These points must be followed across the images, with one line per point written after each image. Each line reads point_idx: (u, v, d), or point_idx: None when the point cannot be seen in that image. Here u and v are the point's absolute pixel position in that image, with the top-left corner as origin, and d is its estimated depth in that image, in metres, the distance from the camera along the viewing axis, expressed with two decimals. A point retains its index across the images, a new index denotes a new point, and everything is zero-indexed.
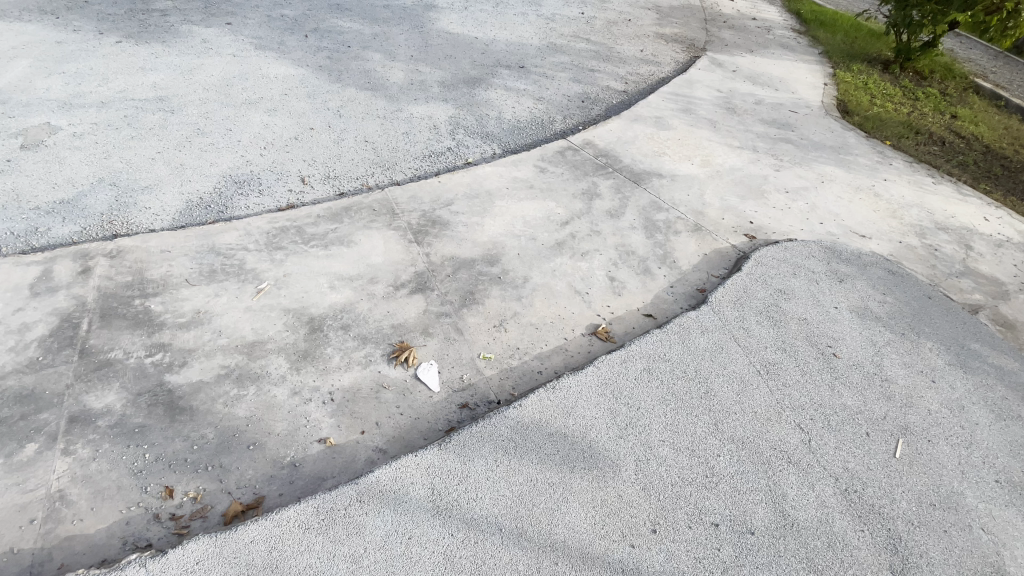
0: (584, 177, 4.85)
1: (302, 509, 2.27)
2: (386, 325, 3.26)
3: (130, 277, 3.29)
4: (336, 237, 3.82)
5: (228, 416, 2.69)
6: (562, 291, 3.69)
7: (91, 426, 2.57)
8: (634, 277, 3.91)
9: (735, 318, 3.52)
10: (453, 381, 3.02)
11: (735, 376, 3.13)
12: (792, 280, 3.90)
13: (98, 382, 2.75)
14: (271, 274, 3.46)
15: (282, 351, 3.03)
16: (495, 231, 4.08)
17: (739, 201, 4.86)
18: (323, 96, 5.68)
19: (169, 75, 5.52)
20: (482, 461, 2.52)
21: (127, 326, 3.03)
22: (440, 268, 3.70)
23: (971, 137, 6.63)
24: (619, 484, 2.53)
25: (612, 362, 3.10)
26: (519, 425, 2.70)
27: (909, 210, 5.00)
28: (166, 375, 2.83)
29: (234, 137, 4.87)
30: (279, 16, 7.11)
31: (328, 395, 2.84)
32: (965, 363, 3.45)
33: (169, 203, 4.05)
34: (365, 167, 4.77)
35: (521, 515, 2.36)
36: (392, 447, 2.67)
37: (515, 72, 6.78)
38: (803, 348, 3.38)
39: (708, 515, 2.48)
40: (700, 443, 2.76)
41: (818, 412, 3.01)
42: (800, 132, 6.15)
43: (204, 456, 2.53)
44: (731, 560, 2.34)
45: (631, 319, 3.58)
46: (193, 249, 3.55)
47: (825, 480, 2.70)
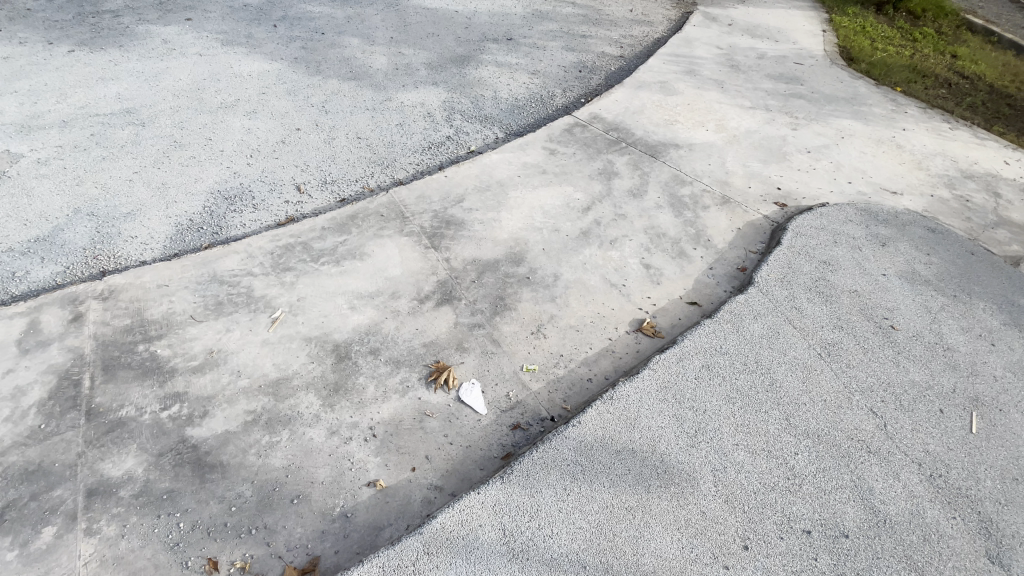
0: (597, 156, 4.55)
1: (368, 571, 2.06)
2: (417, 344, 3.00)
3: (128, 320, 2.98)
4: (346, 250, 3.51)
5: (264, 468, 2.44)
6: (597, 285, 3.44)
7: (113, 498, 2.31)
8: (670, 262, 3.67)
9: (785, 297, 3.32)
10: (500, 399, 2.79)
11: (796, 363, 2.94)
12: (835, 248, 3.70)
13: (114, 446, 2.47)
14: (283, 301, 3.17)
15: (311, 386, 2.77)
16: (515, 226, 3.79)
17: (762, 167, 4.60)
18: (304, 91, 5.25)
19: (134, 84, 5.05)
20: (550, 491, 2.32)
21: (134, 377, 2.73)
22: (464, 273, 3.42)
23: (975, 77, 6.26)
24: (699, 498, 2.35)
25: (667, 361, 2.89)
26: (582, 445, 2.49)
27: (935, 159, 4.76)
28: (188, 429, 2.56)
29: (216, 147, 4.47)
30: (242, 5, 6.55)
31: (369, 431, 2.60)
32: (1023, 322, 3.28)
33: (157, 229, 3.69)
34: (362, 167, 4.41)
35: (603, 548, 2.17)
36: (448, 483, 2.45)
37: (503, 45, 6.34)
38: (860, 324, 3.19)
39: (797, 521, 2.31)
40: (775, 442, 2.58)
41: (889, 392, 2.84)
42: (810, 84, 5.84)
43: (245, 518, 2.29)
44: (829, 569, 2.18)
45: (674, 309, 3.37)
46: (193, 280, 3.24)
47: (909, 467, 2.54)
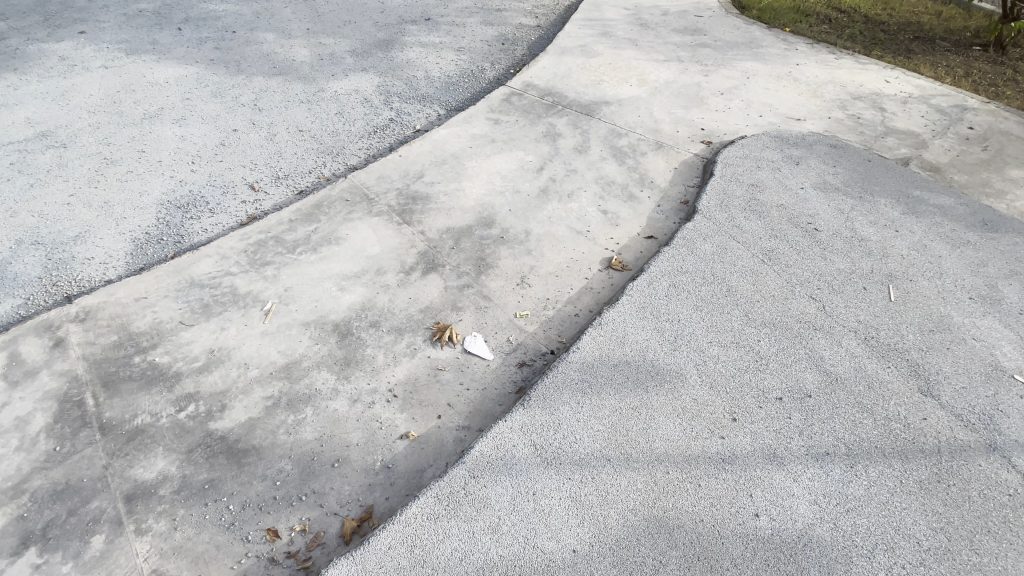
0: (539, 120, 4.82)
1: (424, 503, 2.28)
2: (414, 310, 3.18)
3: (115, 336, 2.95)
4: (321, 237, 3.58)
5: (298, 442, 2.57)
6: (566, 234, 3.74)
7: (154, 498, 2.38)
8: (624, 205, 4.04)
9: (726, 218, 3.79)
10: (503, 345, 3.05)
11: (746, 269, 3.41)
12: (759, 172, 4.22)
13: (139, 452, 2.52)
14: (271, 293, 3.22)
15: (322, 364, 2.88)
16: (478, 193, 4.01)
17: (685, 112, 5.07)
18: (231, 92, 5.09)
19: (41, 106, 4.71)
20: (567, 407, 2.62)
21: (140, 387, 2.75)
22: (442, 241, 3.61)
23: (851, 10, 6.95)
24: (690, 389, 2.74)
25: (641, 286, 3.26)
26: (585, 365, 2.80)
27: (826, 87, 5.43)
28: (210, 424, 2.62)
29: (152, 158, 4.30)
30: (137, 11, 6.15)
31: (389, 392, 2.78)
32: (915, 210, 3.94)
33: (114, 247, 3.57)
34: (312, 158, 4.42)
35: (622, 442, 2.51)
36: (474, 421, 2.69)
37: (423, 26, 6.40)
38: (790, 230, 3.72)
39: (770, 392, 2.77)
40: (742, 334, 3.03)
41: (822, 281, 3.38)
42: (712, 33, 6.39)
43: (293, 488, 2.43)
44: (802, 423, 2.65)
45: (636, 244, 3.75)
46: (172, 288, 3.21)
47: (848, 335, 3.08)
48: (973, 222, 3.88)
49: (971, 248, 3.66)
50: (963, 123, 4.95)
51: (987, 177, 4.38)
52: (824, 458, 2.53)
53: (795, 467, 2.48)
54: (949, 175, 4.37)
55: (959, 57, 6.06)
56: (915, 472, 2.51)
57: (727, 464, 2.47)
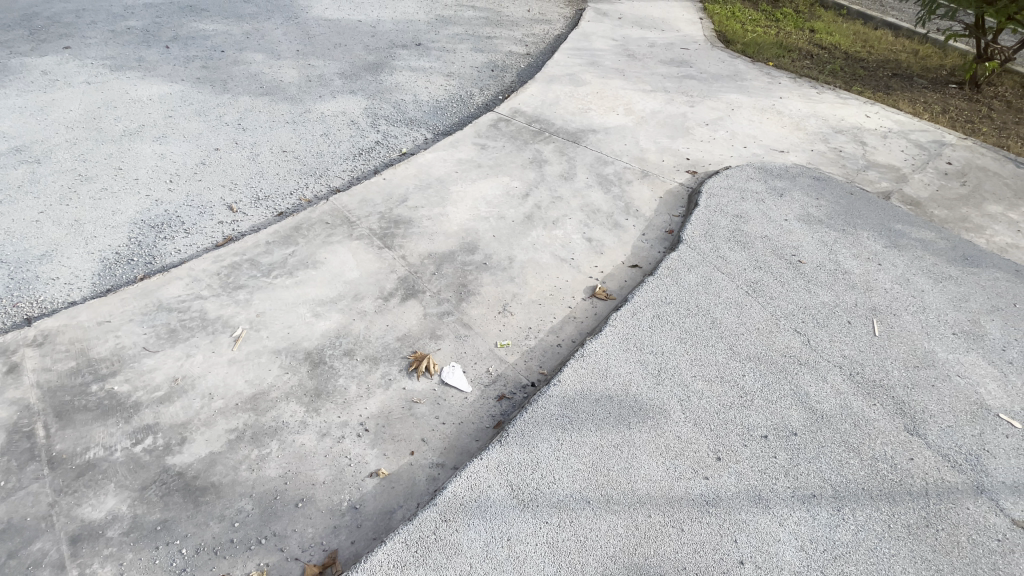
0: (526, 146, 4.83)
1: (391, 548, 2.14)
2: (391, 339, 3.07)
3: (73, 361, 2.81)
4: (298, 261, 3.48)
5: (261, 479, 2.44)
6: (549, 262, 3.68)
7: (102, 539, 2.21)
8: (609, 233, 4.02)
9: (710, 249, 3.77)
10: (481, 376, 2.94)
11: (731, 301, 3.38)
12: (743, 203, 4.24)
13: (89, 489, 2.35)
14: (242, 318, 3.11)
15: (291, 396, 2.76)
16: (462, 217, 3.95)
17: (670, 142, 5.11)
18: (216, 111, 5.04)
19: (17, 120, 4.61)
20: (546, 444, 2.51)
21: (95, 417, 2.59)
22: (423, 267, 3.52)
23: (832, 46, 7.15)
24: (674, 426, 2.66)
25: (625, 317, 3.20)
26: (566, 399, 2.71)
27: (809, 120, 5.53)
28: (168, 459, 2.47)
29: (129, 176, 4.20)
30: (125, 29, 6.12)
31: (360, 426, 2.67)
32: (897, 243, 3.96)
33: (81, 267, 3.44)
34: (294, 180, 4.34)
35: (602, 483, 2.40)
36: (448, 458, 2.58)
37: (414, 51, 6.44)
38: (774, 262, 3.70)
39: (755, 430, 2.69)
40: (726, 368, 2.97)
41: (806, 314, 3.35)
42: (697, 65, 6.51)
43: (252, 529, 2.28)
44: (788, 463, 2.57)
45: (620, 273, 3.70)
46: (138, 311, 3.09)
47: (833, 370, 3.03)
48: (954, 257, 3.90)
49: (953, 283, 3.67)
50: (942, 158, 5.03)
51: (966, 212, 4.43)
52: (810, 501, 2.44)
53: (780, 510, 2.39)
54: (930, 209, 4.42)
55: (937, 94, 6.23)
56: (903, 515, 2.43)
57: (711, 507, 2.37)
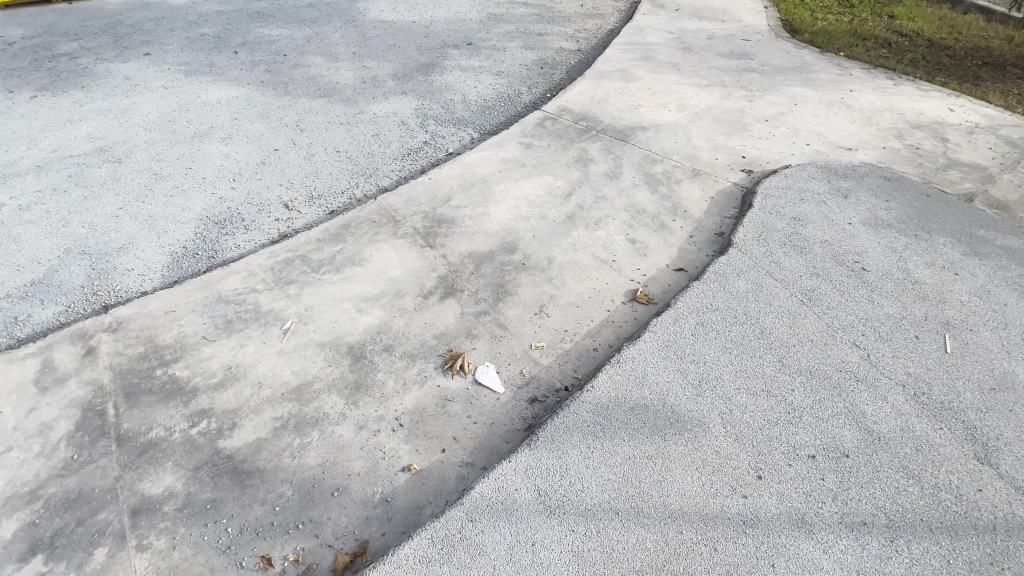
0: (571, 144, 4.77)
1: (418, 544, 2.19)
2: (428, 336, 3.13)
3: (142, 347, 3.05)
4: (345, 258, 3.62)
5: (301, 467, 2.56)
6: (590, 264, 3.62)
7: (158, 514, 2.39)
8: (654, 234, 3.90)
9: (763, 253, 3.58)
10: (515, 377, 2.94)
11: (782, 310, 3.19)
12: (802, 205, 3.98)
13: (149, 466, 2.55)
14: (292, 312, 3.27)
15: (333, 388, 2.89)
16: (504, 217, 3.96)
17: (725, 139, 4.89)
18: (277, 112, 5.32)
19: (103, 123, 5.05)
20: (576, 450, 2.48)
21: (158, 399, 2.81)
22: (463, 266, 3.56)
23: (913, 33, 6.55)
24: (712, 440, 2.54)
25: (666, 323, 3.09)
26: (599, 406, 2.66)
27: (881, 115, 5.11)
28: (220, 442, 2.65)
29: (198, 175, 4.52)
30: (199, 36, 6.56)
31: (396, 421, 2.74)
32: (978, 251, 3.59)
33: (153, 260, 3.74)
34: (346, 179, 4.52)
35: (632, 494, 2.34)
36: (478, 458, 2.60)
37: (465, 50, 6.50)
38: (834, 269, 3.46)
39: (802, 449, 2.53)
40: (773, 381, 2.81)
41: (867, 326, 3.10)
42: (759, 57, 6.17)
43: (291, 514, 2.40)
44: (837, 486, 2.40)
45: (663, 277, 3.59)
46: (200, 303, 3.32)
47: (895, 389, 2.79)
48: None
49: None
50: None
51: None
52: (860, 529, 2.27)
53: (825, 537, 2.24)
54: (1020, 214, 3.97)
55: None
56: (966, 551, 2.21)
57: (748, 527, 2.26)
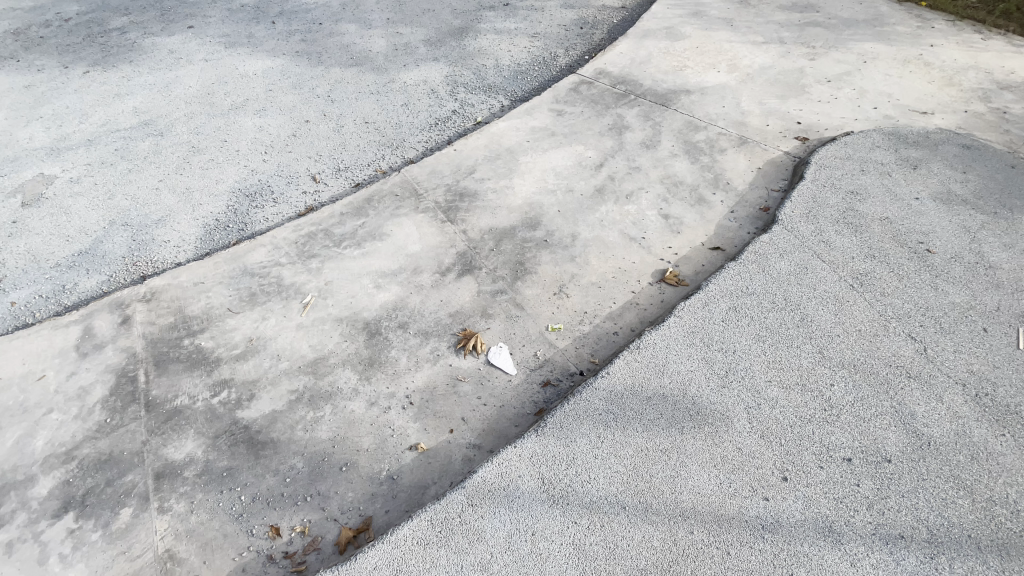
0: (607, 111, 4.48)
1: (417, 525, 2.17)
2: (443, 314, 3.07)
3: (172, 318, 3.18)
4: (366, 232, 3.59)
5: (312, 440, 2.60)
6: (616, 241, 3.41)
7: (179, 479, 2.51)
8: (690, 209, 3.62)
9: (811, 232, 3.24)
10: (529, 359, 2.85)
11: (827, 295, 2.89)
12: (862, 177, 3.56)
13: (174, 432, 2.67)
14: (312, 286, 3.29)
15: (347, 363, 2.89)
16: (529, 190, 3.79)
17: (779, 103, 4.43)
18: (309, 83, 5.30)
19: (148, 97, 5.22)
20: (586, 440, 2.37)
21: (184, 369, 2.93)
22: (482, 242, 3.45)
23: None
24: (735, 436, 2.36)
25: (693, 307, 2.87)
26: (613, 393, 2.52)
27: (965, 74, 4.47)
28: (238, 412, 2.73)
29: (232, 147, 4.60)
30: (239, 7, 6.60)
31: (406, 399, 2.72)
32: None
33: (187, 232, 3.86)
34: (373, 151, 4.46)
35: (642, 489, 2.22)
36: (486, 441, 2.55)
37: (501, 12, 6.20)
38: (893, 251, 3.08)
39: (837, 450, 2.31)
40: (811, 374, 2.56)
41: (926, 316, 2.76)
42: (826, 9, 5.52)
43: (300, 487, 2.45)
44: (874, 494, 2.18)
45: (697, 256, 3.33)
46: (226, 275, 3.40)
47: (952, 389, 2.48)
48: None
49: None
50: None
51: None
52: (895, 542, 2.05)
53: (854, 549, 2.04)
54: None
55: None
56: None
57: (767, 532, 2.09)
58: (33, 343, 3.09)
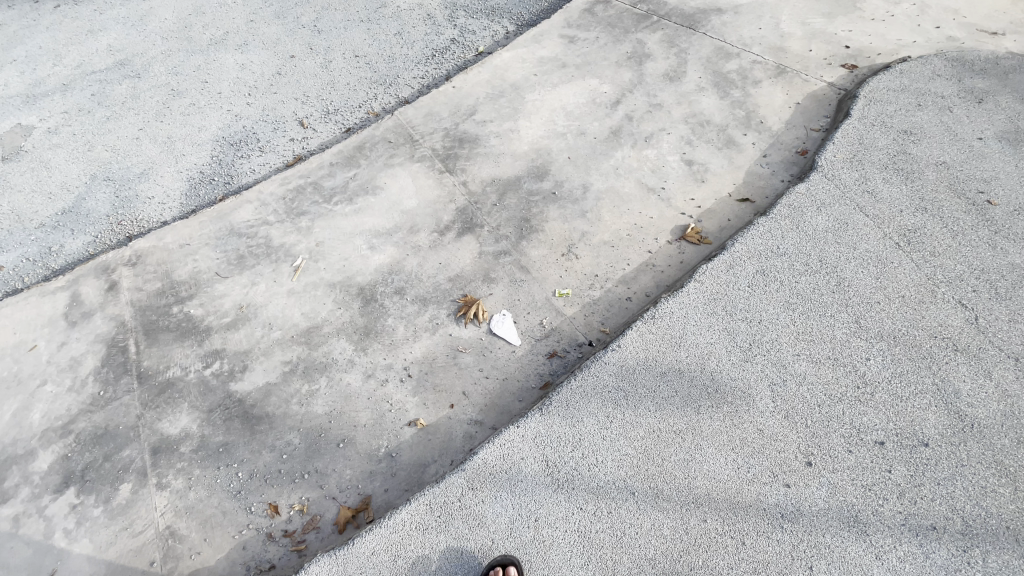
0: (625, 37, 3.95)
1: (415, 509, 2.08)
2: (443, 278, 2.85)
3: (159, 283, 3.01)
4: (358, 185, 3.30)
5: (308, 415, 2.50)
6: (633, 192, 3.08)
7: (176, 454, 2.46)
8: (717, 153, 3.23)
9: (855, 180, 2.86)
10: (534, 328, 2.65)
11: (869, 256, 2.58)
12: (918, 114, 3.11)
13: (168, 406, 2.60)
14: (303, 247, 3.07)
15: (341, 332, 2.73)
16: (536, 134, 3.42)
17: (825, 22, 3.84)
18: (294, 11, 4.77)
19: (122, 33, 4.77)
20: (593, 420, 2.21)
21: (174, 338, 2.80)
22: (485, 196, 3.15)
23: None
24: (757, 417, 2.18)
25: (716, 270, 2.59)
26: (625, 369, 2.32)
27: None
28: (231, 385, 2.62)
29: (213, 89, 4.22)
30: None
31: (404, 371, 2.57)
32: None
33: (171, 186, 3.62)
34: (364, 90, 4.05)
35: (653, 474, 2.07)
36: (488, 417, 2.41)
37: None
38: (948, 203, 2.73)
39: (869, 433, 2.12)
40: (845, 348, 2.32)
41: (980, 281, 2.47)
42: None
43: (297, 464, 2.37)
44: (906, 481, 2.01)
45: (722, 209, 3.00)
46: (213, 235, 3.19)
47: (1003, 364, 2.24)
48: None
49: None
50: None
51: None
52: (926, 534, 1.91)
53: (880, 541, 1.90)
54: None
55: None
56: None
57: (786, 522, 1.96)
58: (22, 312, 2.98)
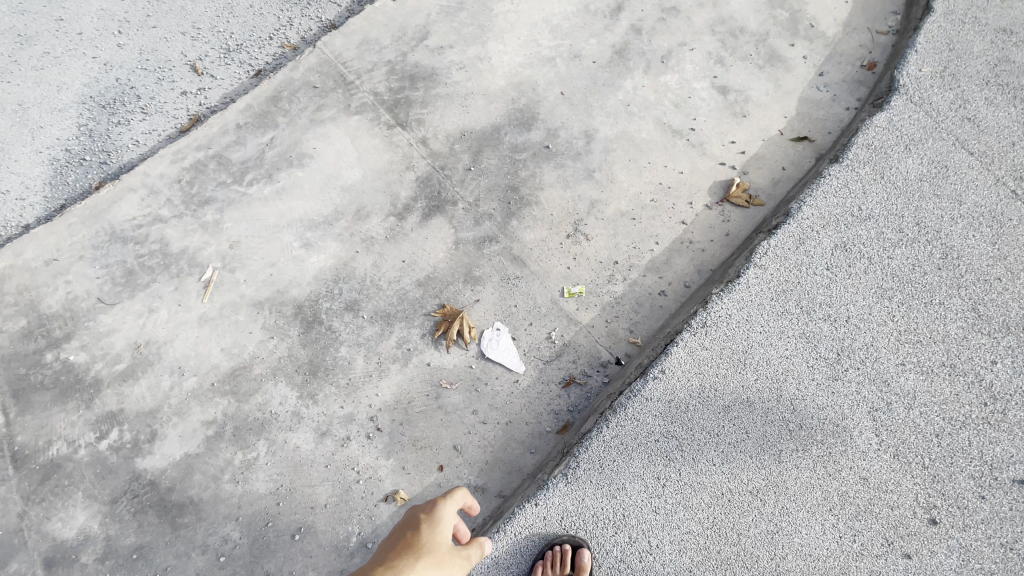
0: None
1: None
2: (409, 284, 2.10)
3: (24, 320, 2.14)
4: (278, 154, 2.39)
5: (247, 498, 1.84)
6: (652, 140, 2.30)
7: (74, 568, 1.80)
8: (757, 75, 2.42)
9: (950, 102, 2.14)
10: (540, 347, 1.97)
11: (977, 212, 1.93)
12: (1018, 3, 2.34)
13: (57, 498, 1.89)
14: (212, 252, 2.23)
15: (278, 373, 2.00)
16: (514, 62, 2.51)
17: None
18: None
19: None
20: (638, 485, 1.61)
21: (53, 399, 2.02)
22: (453, 158, 2.32)
23: None
24: (857, 459, 1.61)
25: (783, 248, 1.90)
26: (675, 406, 1.69)
27: None
28: (137, 462, 1.92)
29: (49, 11, 2.88)
30: None
31: (371, 424, 1.90)
32: None
33: (20, 172, 2.54)
34: (274, 11, 2.95)
35: (727, 556, 1.53)
36: (492, 480, 1.81)
37: None
38: None
39: (1004, 469, 1.59)
40: (961, 348, 1.74)
41: None
42: None
43: (241, 569, 1.76)
44: None
45: (772, 156, 2.26)
46: (89, 242, 2.27)
47: None
48: None
49: None
50: None
51: None
52: None
53: None
54: None
55: None
56: None
57: None
58: None
